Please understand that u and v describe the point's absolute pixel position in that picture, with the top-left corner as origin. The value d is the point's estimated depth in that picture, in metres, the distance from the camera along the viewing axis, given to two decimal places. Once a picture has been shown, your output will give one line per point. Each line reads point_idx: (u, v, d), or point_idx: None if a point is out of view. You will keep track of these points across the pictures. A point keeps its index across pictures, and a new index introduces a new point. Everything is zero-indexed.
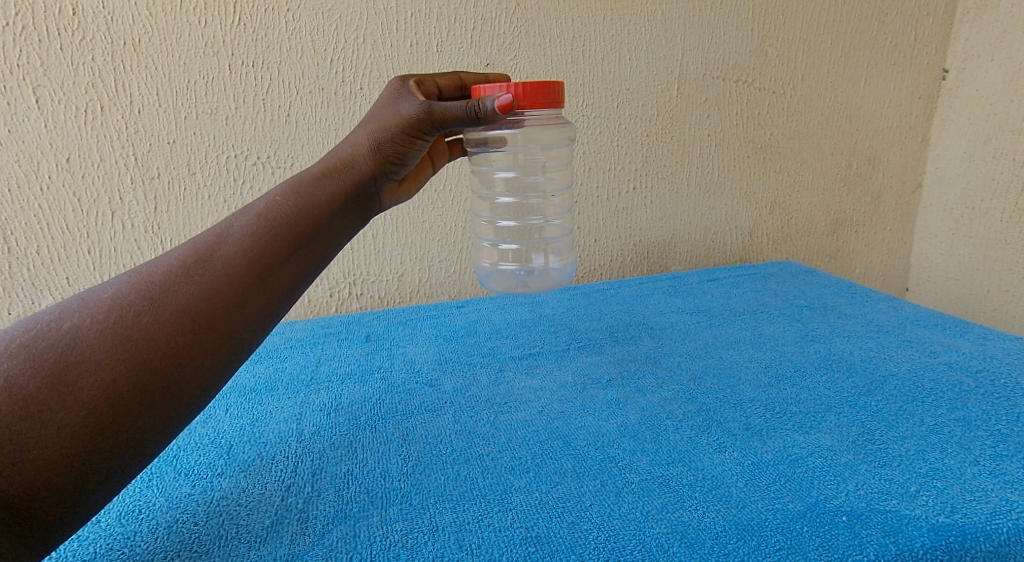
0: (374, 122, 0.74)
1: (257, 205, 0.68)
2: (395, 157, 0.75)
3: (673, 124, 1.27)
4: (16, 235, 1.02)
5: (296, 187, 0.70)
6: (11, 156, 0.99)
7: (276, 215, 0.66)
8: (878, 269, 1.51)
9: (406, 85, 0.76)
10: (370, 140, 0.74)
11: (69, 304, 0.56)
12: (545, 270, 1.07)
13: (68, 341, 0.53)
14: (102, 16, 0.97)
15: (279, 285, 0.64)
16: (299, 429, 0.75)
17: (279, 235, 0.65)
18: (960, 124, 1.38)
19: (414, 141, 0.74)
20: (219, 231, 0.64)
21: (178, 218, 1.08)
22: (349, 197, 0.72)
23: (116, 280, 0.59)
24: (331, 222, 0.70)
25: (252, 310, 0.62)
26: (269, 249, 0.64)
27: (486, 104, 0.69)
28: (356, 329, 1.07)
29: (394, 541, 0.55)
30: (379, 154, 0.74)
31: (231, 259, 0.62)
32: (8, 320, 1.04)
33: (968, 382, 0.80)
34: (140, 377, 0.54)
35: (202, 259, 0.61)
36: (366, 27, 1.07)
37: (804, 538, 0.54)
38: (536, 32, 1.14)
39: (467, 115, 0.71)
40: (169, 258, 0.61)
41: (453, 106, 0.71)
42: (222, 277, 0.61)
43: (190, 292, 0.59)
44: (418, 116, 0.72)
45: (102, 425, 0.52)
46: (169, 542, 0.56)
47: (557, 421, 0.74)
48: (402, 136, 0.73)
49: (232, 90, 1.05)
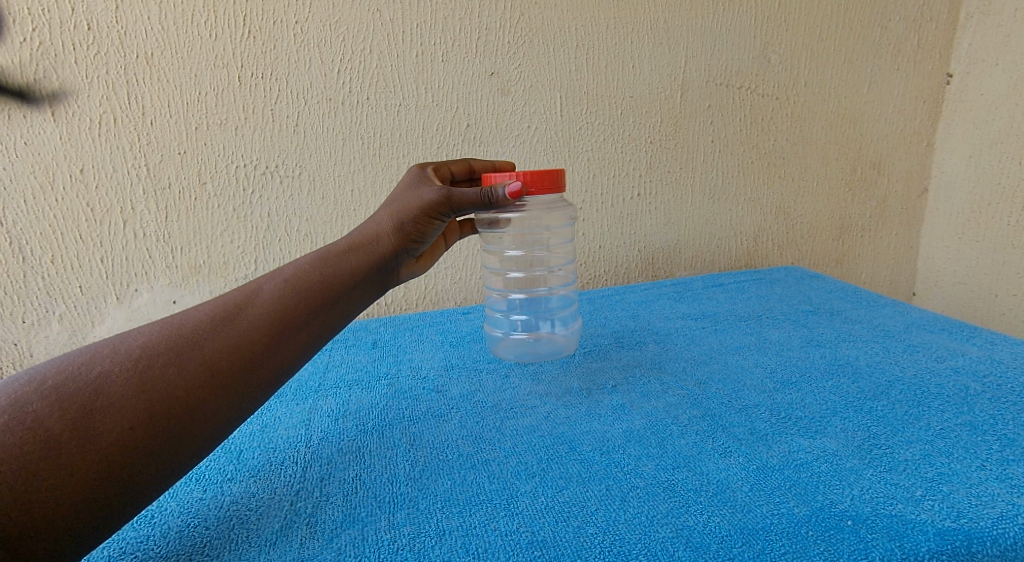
0: (397, 204, 0.79)
1: (285, 270, 0.71)
2: (416, 236, 0.78)
3: (677, 130, 1.28)
4: (30, 245, 1.04)
5: (323, 258, 0.73)
6: (27, 167, 1.01)
7: (303, 280, 0.70)
8: (884, 274, 1.51)
9: (427, 173, 0.82)
10: (393, 219, 0.78)
11: (100, 348, 0.59)
12: (553, 338, 1.04)
13: (96, 384, 0.56)
14: (116, 30, 0.99)
15: (295, 346, 0.66)
16: (309, 434, 0.76)
17: (302, 301, 0.68)
18: (964, 129, 1.38)
19: (433, 222, 0.79)
20: (248, 292, 0.67)
21: (188, 227, 1.10)
22: (371, 270, 0.75)
23: (147, 328, 0.62)
24: (352, 291, 0.73)
25: (267, 368, 0.64)
26: (293, 314, 0.67)
27: (499, 191, 0.76)
28: (363, 336, 1.08)
29: (401, 545, 0.56)
30: (401, 233, 0.77)
31: (256, 321, 0.65)
32: (22, 328, 1.06)
33: (975, 386, 0.80)
34: (154, 425, 0.56)
35: (229, 316, 0.64)
36: (372, 38, 1.09)
37: (810, 542, 0.55)
38: (540, 42, 1.16)
39: (482, 201, 0.78)
40: (198, 312, 0.64)
41: (470, 193, 0.78)
42: (246, 337, 0.63)
43: (211, 347, 0.61)
44: (438, 200, 0.77)
45: (109, 470, 0.53)
46: (181, 545, 0.58)
47: (563, 426, 0.75)
48: (423, 217, 0.78)
49: (242, 101, 1.07)
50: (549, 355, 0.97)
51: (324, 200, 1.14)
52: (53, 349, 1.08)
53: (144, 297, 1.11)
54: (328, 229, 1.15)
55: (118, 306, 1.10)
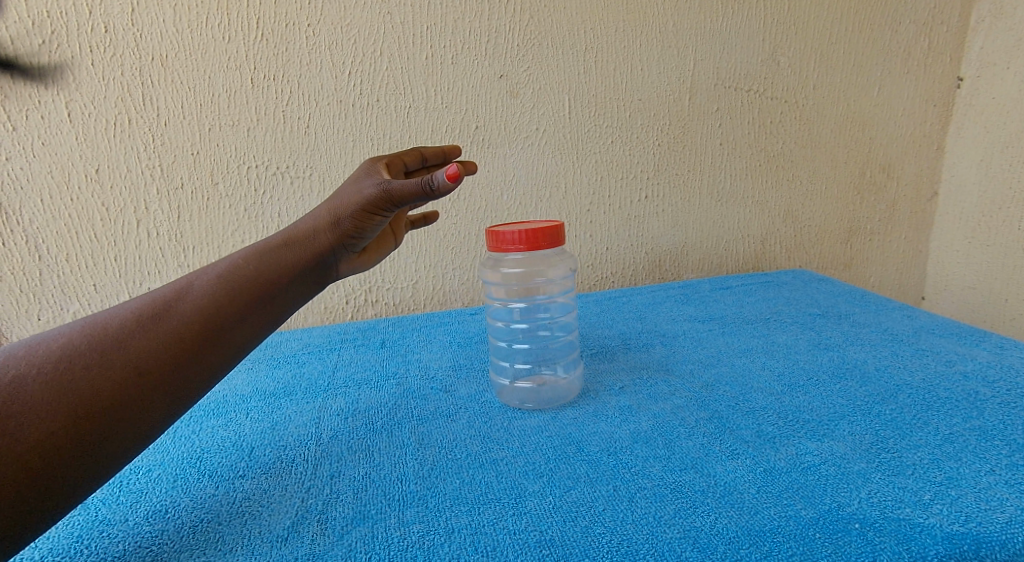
0: (337, 198, 0.77)
1: (220, 265, 0.71)
2: (353, 232, 0.76)
3: (685, 133, 1.28)
4: (46, 244, 1.05)
5: (258, 253, 0.73)
6: (44, 168, 1.02)
7: (235, 276, 0.70)
8: (893, 278, 1.51)
9: (376, 164, 0.79)
10: (331, 215, 0.76)
11: (15, 350, 0.59)
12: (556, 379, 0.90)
13: (13, 388, 0.56)
14: (132, 33, 1.01)
15: (227, 343, 0.67)
16: (318, 432, 0.77)
17: (233, 297, 0.68)
18: (976, 132, 1.37)
19: (372, 217, 0.75)
20: (179, 288, 0.68)
21: (201, 227, 1.11)
22: (307, 266, 0.75)
23: (68, 327, 0.62)
24: (286, 287, 0.73)
25: (197, 368, 0.64)
26: (223, 312, 0.67)
27: (435, 178, 0.67)
28: (371, 335, 1.09)
29: (411, 543, 0.57)
30: (338, 229, 0.76)
31: (185, 318, 0.65)
32: (38, 325, 1.08)
33: (985, 392, 0.80)
34: (77, 427, 0.56)
35: (158, 314, 0.64)
36: (383, 40, 1.10)
37: (817, 545, 0.55)
38: (548, 44, 1.16)
39: (421, 190, 0.70)
40: (125, 309, 0.64)
41: (408, 184, 0.70)
42: (174, 335, 0.64)
43: (137, 346, 0.62)
44: (377, 195, 0.72)
45: (29, 475, 0.54)
46: (194, 541, 0.58)
47: (571, 427, 0.75)
48: (361, 213, 0.75)
49: (254, 103, 1.08)
50: (550, 397, 0.84)
51: None
52: None
53: None
54: None
55: None
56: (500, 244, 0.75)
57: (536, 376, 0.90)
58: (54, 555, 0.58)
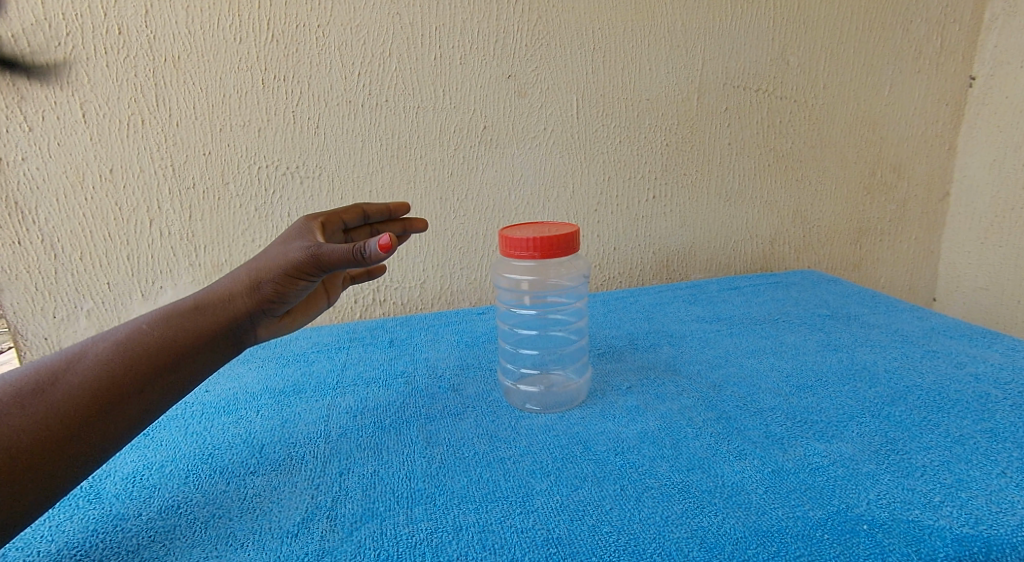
0: (260, 261, 0.75)
1: (122, 330, 0.69)
2: (274, 296, 0.74)
3: (693, 133, 1.28)
4: (61, 243, 1.07)
5: (167, 318, 0.70)
6: (58, 168, 1.04)
7: (136, 343, 0.67)
8: (903, 278, 1.50)
9: (309, 225, 0.77)
10: (251, 278, 0.73)
11: None
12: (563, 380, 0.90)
13: None
14: (145, 34, 1.02)
15: (120, 417, 0.63)
16: (328, 430, 0.77)
17: (130, 367, 0.65)
18: (989, 132, 1.36)
19: (296, 281, 0.73)
20: (71, 356, 0.65)
21: (212, 226, 1.12)
22: (219, 331, 0.71)
23: None
24: (194, 355, 0.69)
25: (83, 444, 0.60)
26: (118, 383, 0.64)
27: (366, 247, 0.65)
28: (379, 334, 1.09)
29: (420, 540, 0.57)
30: (257, 293, 0.73)
31: (72, 390, 0.62)
32: (53, 323, 1.10)
33: (996, 393, 0.79)
34: None
35: (42, 387, 0.61)
36: (392, 41, 1.10)
37: (825, 546, 0.55)
38: (557, 44, 1.17)
39: (349, 259, 0.67)
40: (7, 381, 0.61)
41: (336, 250, 0.68)
42: (57, 408, 0.60)
43: (11, 424, 0.57)
44: (303, 259, 0.71)
45: None
46: (206, 536, 0.59)
47: (578, 426, 0.76)
48: (284, 278, 0.72)
49: (265, 103, 1.09)
50: (559, 398, 0.84)
51: (342, 201, 1.16)
52: None
53: (169, 294, 1.14)
54: None
55: (143, 303, 1.13)
56: (513, 249, 0.75)
57: (544, 377, 0.91)
58: (69, 549, 0.59)
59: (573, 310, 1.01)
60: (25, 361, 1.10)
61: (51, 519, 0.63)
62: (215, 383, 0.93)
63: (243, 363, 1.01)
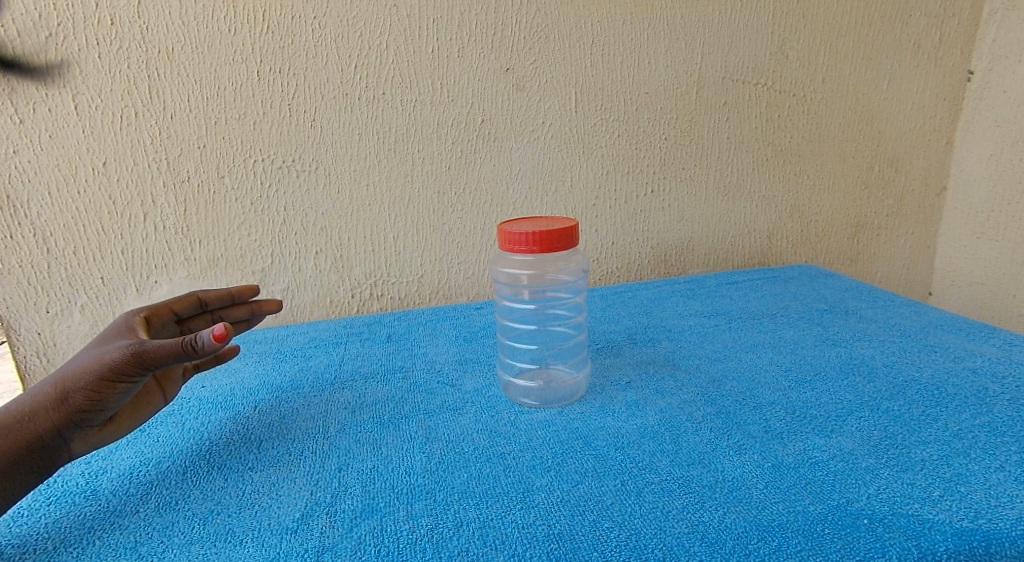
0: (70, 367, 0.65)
1: None
2: (87, 407, 0.64)
3: (692, 127, 1.28)
4: (54, 237, 1.05)
5: None
6: (51, 160, 1.02)
7: None
8: (900, 273, 1.50)
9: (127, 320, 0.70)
10: (57, 388, 0.64)
11: None
12: (561, 373, 0.90)
13: None
14: (138, 25, 1.00)
15: None
16: (326, 425, 0.77)
17: None
18: (986, 126, 1.36)
19: (116, 386, 0.64)
20: None
21: (207, 220, 1.11)
22: (21, 457, 0.61)
23: None
24: None
25: None
26: None
27: (200, 338, 0.60)
28: (377, 330, 1.09)
29: (420, 536, 0.57)
30: (64, 406, 0.63)
31: None
32: (46, 318, 1.08)
33: (994, 387, 0.79)
34: None
35: None
36: (389, 33, 1.09)
37: (826, 541, 0.55)
38: (555, 37, 1.16)
39: (178, 352, 0.62)
40: None
41: (163, 343, 0.62)
42: None
43: None
44: (123, 359, 0.63)
45: None
46: (204, 533, 0.59)
47: (578, 421, 0.75)
48: (101, 384, 0.63)
49: (260, 96, 1.08)
50: (558, 391, 0.84)
51: (339, 194, 1.15)
52: (75, 339, 1.11)
53: (164, 289, 1.13)
54: (344, 224, 1.16)
55: (138, 298, 1.12)
56: (512, 244, 0.74)
57: (544, 372, 0.91)
58: (66, 546, 0.58)
59: (572, 305, 1.02)
60: (19, 356, 1.09)
61: (47, 516, 0.62)
62: (211, 379, 0.93)
63: (240, 358, 1.00)
